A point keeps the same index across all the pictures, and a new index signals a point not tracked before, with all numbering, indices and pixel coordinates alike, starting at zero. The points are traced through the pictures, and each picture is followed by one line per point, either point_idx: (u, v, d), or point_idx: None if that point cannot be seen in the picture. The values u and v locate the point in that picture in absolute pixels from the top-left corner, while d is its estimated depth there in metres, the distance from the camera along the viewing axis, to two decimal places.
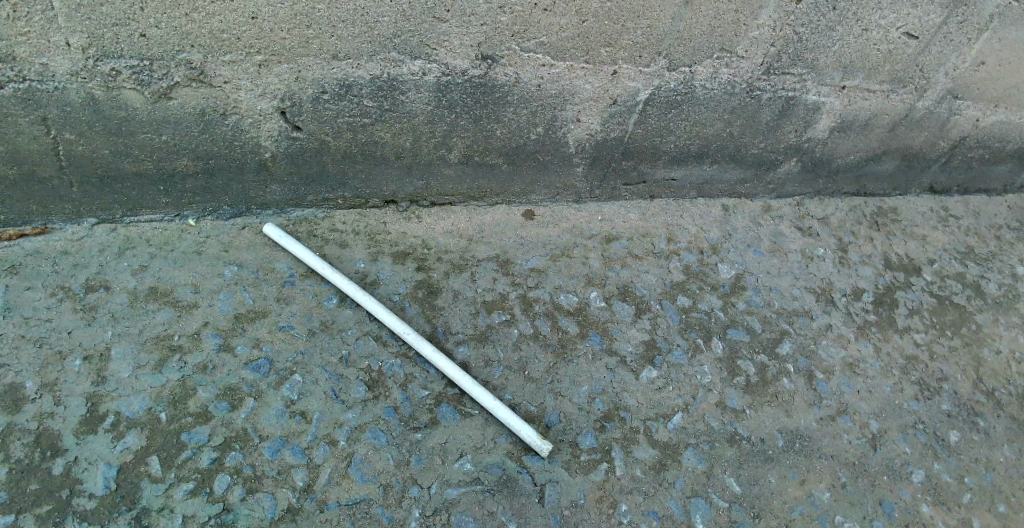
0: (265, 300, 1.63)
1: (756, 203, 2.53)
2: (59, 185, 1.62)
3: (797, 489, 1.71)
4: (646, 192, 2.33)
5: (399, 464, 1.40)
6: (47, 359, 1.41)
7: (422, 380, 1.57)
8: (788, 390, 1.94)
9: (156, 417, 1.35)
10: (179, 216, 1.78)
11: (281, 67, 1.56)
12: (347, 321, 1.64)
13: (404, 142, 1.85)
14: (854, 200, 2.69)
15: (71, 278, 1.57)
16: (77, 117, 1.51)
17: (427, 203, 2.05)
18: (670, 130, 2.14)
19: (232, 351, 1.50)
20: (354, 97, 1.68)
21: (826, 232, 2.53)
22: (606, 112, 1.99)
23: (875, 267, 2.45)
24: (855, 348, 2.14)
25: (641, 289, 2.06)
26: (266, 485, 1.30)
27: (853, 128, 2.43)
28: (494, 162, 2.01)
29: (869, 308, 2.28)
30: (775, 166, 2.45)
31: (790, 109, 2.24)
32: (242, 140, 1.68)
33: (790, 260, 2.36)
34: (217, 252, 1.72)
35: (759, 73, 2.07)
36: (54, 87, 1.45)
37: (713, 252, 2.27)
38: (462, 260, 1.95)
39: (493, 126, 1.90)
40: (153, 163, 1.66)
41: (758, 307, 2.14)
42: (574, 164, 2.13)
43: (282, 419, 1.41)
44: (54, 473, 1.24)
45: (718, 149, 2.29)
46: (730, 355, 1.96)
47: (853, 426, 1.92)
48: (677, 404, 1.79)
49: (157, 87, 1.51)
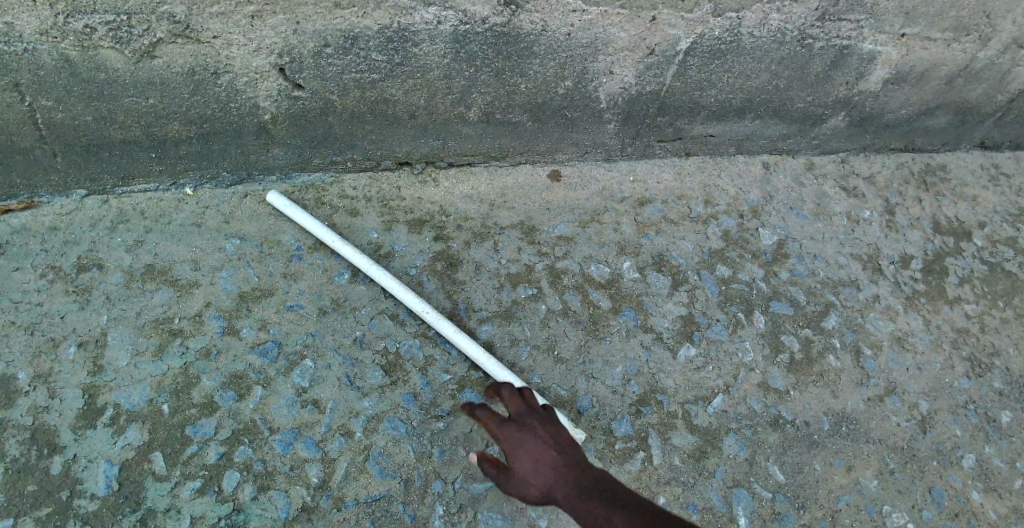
0: (270, 277, 1.50)
1: (798, 160, 2.33)
2: (41, 155, 1.48)
3: (842, 477, 1.61)
4: (682, 149, 2.14)
5: (421, 457, 1.30)
6: (40, 347, 1.30)
7: (443, 363, 1.44)
8: (834, 368, 1.80)
9: (158, 409, 1.25)
10: (175, 185, 1.63)
11: (277, 19, 1.37)
12: (361, 297, 1.51)
13: (418, 100, 1.67)
14: (902, 157, 2.47)
15: (61, 257, 1.45)
16: (52, 81, 1.35)
17: (445, 165, 1.88)
18: (712, 83, 1.93)
19: (238, 334, 1.38)
20: (361, 50, 1.49)
21: (872, 193, 2.32)
22: (643, 64, 1.79)
23: (924, 231, 2.26)
24: (904, 321, 1.98)
25: (678, 259, 1.90)
26: (279, 482, 1.21)
27: (909, 80, 2.18)
28: (518, 120, 1.83)
29: (918, 277, 2.11)
30: (822, 121, 2.24)
31: (843, 60, 2.01)
32: (238, 101, 1.52)
33: (835, 224, 2.18)
34: (218, 224, 1.58)
35: (814, 19, 1.84)
36: (23, 49, 1.28)
37: (754, 216, 2.10)
38: (483, 228, 1.79)
39: (517, 81, 1.71)
40: (142, 129, 1.50)
41: (802, 277, 1.99)
42: (605, 120, 1.94)
43: (293, 408, 1.30)
44: (52, 473, 1.15)
45: (761, 104, 2.08)
46: (773, 331, 1.82)
47: (901, 407, 1.79)
48: (717, 385, 1.67)
49: (139, 45, 1.33)
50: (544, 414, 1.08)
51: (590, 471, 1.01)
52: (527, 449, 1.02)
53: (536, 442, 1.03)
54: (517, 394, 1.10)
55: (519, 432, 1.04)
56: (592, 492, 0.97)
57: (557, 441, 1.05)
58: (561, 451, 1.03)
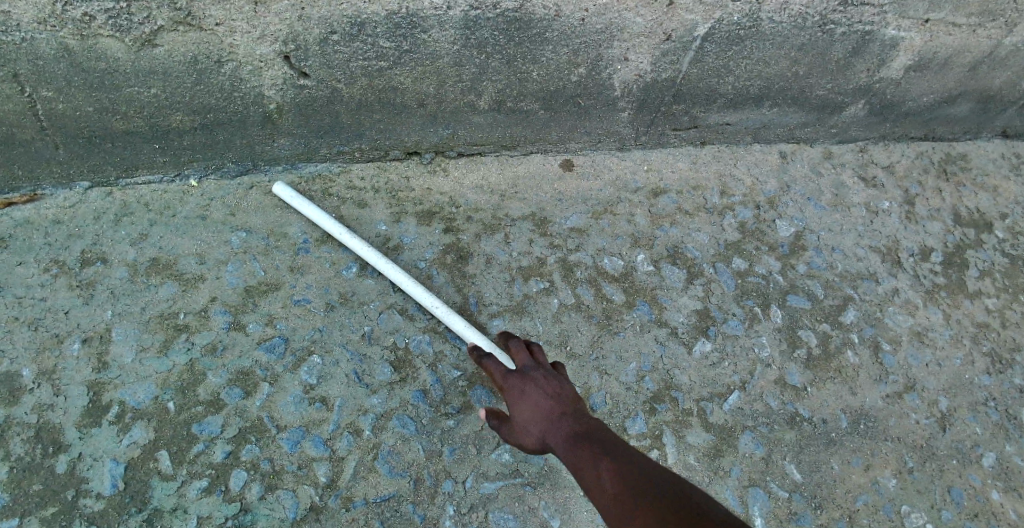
0: (277, 271, 1.46)
1: (816, 149, 2.26)
2: (42, 147, 1.45)
3: (860, 476, 1.58)
4: (697, 138, 2.08)
5: (431, 456, 1.27)
6: (44, 343, 1.28)
7: (453, 359, 1.41)
8: (852, 364, 1.76)
9: (164, 407, 1.23)
10: (180, 176, 1.59)
11: (281, 4, 1.32)
12: (369, 292, 1.47)
13: (427, 88, 1.63)
14: (921, 146, 2.38)
15: (65, 250, 1.42)
16: (52, 71, 1.31)
17: (455, 154, 1.84)
18: (730, 70, 1.87)
19: (244, 330, 1.36)
20: (368, 37, 1.44)
21: (891, 183, 2.25)
22: (659, 50, 1.73)
23: (944, 222, 2.19)
24: (923, 316, 1.93)
25: (693, 251, 1.86)
26: (287, 481, 1.19)
27: (931, 67, 2.09)
28: (529, 108, 1.79)
29: (938, 270, 2.06)
30: (841, 109, 2.16)
31: (865, 46, 1.94)
32: (243, 90, 1.48)
33: (854, 215, 2.12)
34: (223, 216, 1.54)
35: (836, 3, 1.76)
36: (21, 38, 1.24)
37: (771, 207, 2.04)
38: (494, 220, 1.76)
39: (529, 68, 1.66)
40: (144, 120, 1.47)
41: (820, 270, 1.94)
42: (620, 108, 1.89)
43: (301, 406, 1.28)
44: (58, 472, 1.14)
45: (780, 91, 2.02)
46: (790, 326, 1.78)
47: (920, 404, 1.75)
48: (733, 382, 1.64)
49: (139, 33, 1.29)
50: (549, 371, 1.10)
51: (593, 426, 1.01)
52: (528, 398, 1.05)
53: (538, 393, 1.06)
54: (524, 349, 1.14)
55: (522, 385, 1.08)
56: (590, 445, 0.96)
57: (560, 394, 1.07)
58: (563, 404, 1.04)
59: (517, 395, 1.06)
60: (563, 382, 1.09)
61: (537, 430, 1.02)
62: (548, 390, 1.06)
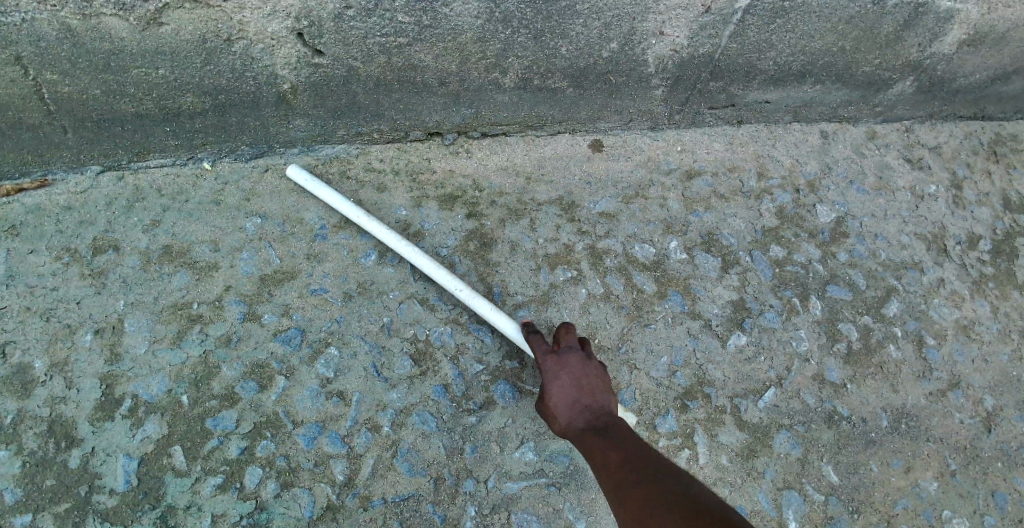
0: (293, 259, 1.41)
1: (860, 128, 2.12)
2: (51, 131, 1.40)
3: (900, 478, 1.50)
4: (733, 117, 1.97)
5: (451, 454, 1.23)
6: (55, 334, 1.25)
7: (475, 352, 1.35)
8: (894, 360, 1.67)
9: (177, 401, 1.20)
10: (193, 159, 1.53)
11: None
12: (389, 281, 1.41)
13: (449, 66, 1.54)
14: (971, 125, 2.21)
15: (76, 238, 1.38)
16: (55, 53, 1.25)
17: (478, 135, 1.75)
18: (772, 44, 1.75)
19: (259, 321, 1.31)
20: (386, 11, 1.36)
21: (938, 164, 2.11)
22: (697, 23, 1.61)
23: (994, 208, 2.05)
24: (970, 308, 1.82)
25: (728, 238, 1.76)
26: (303, 479, 1.16)
27: (988, 41, 1.93)
28: (557, 86, 1.69)
29: (987, 259, 1.93)
30: (888, 86, 2.02)
31: (919, 18, 1.79)
32: (255, 69, 1.41)
33: (899, 200, 1.99)
34: (238, 201, 1.49)
35: None
36: (21, 19, 1.18)
37: (811, 191, 1.93)
38: (519, 204, 1.68)
39: (558, 43, 1.56)
40: (154, 102, 1.41)
41: (862, 259, 1.83)
42: (653, 86, 1.78)
43: (318, 400, 1.24)
44: (71, 467, 1.12)
45: (824, 67, 1.89)
46: (830, 318, 1.69)
47: (965, 402, 1.65)
48: (769, 378, 1.56)
49: (143, 12, 1.22)
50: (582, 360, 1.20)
51: (614, 421, 1.10)
52: (560, 382, 1.15)
53: (570, 379, 1.16)
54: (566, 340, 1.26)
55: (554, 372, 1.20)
56: (606, 435, 1.06)
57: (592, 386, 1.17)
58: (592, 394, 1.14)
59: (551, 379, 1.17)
60: (598, 372, 1.17)
61: (563, 414, 1.13)
62: (580, 378, 1.16)
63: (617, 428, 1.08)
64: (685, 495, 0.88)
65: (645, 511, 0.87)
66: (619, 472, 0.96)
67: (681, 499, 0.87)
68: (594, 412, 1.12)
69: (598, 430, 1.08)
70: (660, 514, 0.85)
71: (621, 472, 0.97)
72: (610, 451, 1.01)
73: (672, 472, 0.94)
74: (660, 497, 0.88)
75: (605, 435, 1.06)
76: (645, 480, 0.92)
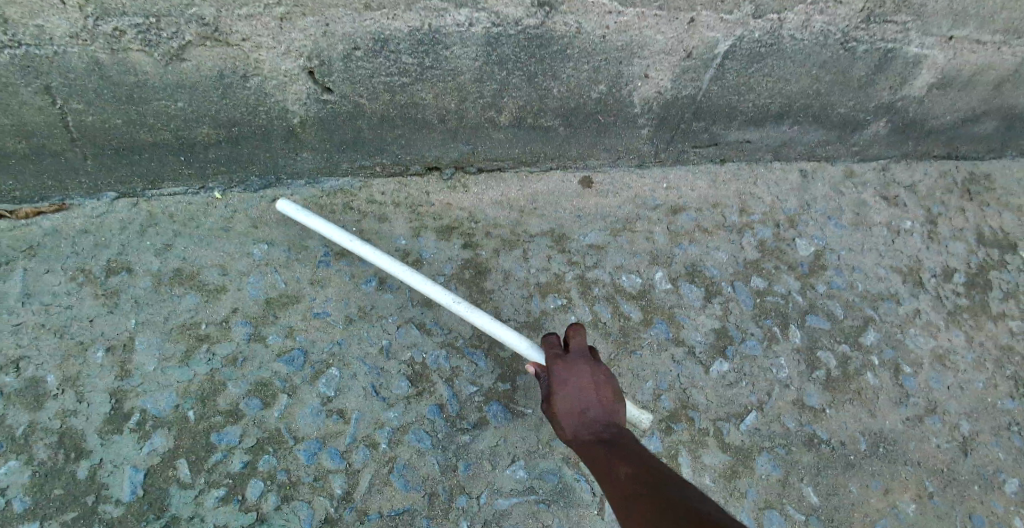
0: (297, 283, 1.48)
1: (838, 168, 2.23)
2: (72, 157, 1.48)
3: (879, 500, 1.56)
4: (717, 156, 2.08)
5: (446, 470, 1.28)
6: (68, 350, 1.31)
7: (469, 375, 1.41)
8: (872, 387, 1.74)
9: (183, 416, 1.25)
10: (205, 188, 1.61)
11: (307, 21, 1.35)
12: (388, 306, 1.48)
13: (448, 104, 1.64)
14: (945, 165, 2.33)
15: (91, 259, 1.45)
16: (81, 84, 1.34)
17: (474, 170, 1.85)
18: (750, 88, 1.87)
19: (264, 341, 1.37)
20: (391, 53, 1.46)
21: (913, 202, 2.22)
22: (679, 67, 1.73)
23: (967, 243, 2.14)
24: (945, 338, 1.90)
25: (712, 270, 1.85)
26: (303, 493, 1.21)
27: (954, 86, 2.06)
28: (549, 125, 1.80)
29: (961, 291, 2.02)
30: (863, 127, 2.14)
31: (888, 64, 1.92)
32: (267, 104, 1.50)
33: (876, 235, 2.09)
34: (246, 228, 1.56)
35: (858, 21, 1.75)
36: (54, 51, 1.27)
37: (791, 226, 2.03)
38: (513, 236, 1.76)
39: (550, 84, 1.67)
40: (171, 133, 1.50)
41: (840, 290, 1.92)
42: (640, 126, 1.89)
43: (319, 417, 1.29)
44: (79, 478, 1.17)
45: (800, 109, 2.01)
46: (809, 346, 1.76)
47: (941, 428, 1.72)
48: (751, 402, 1.63)
49: (168, 48, 1.32)
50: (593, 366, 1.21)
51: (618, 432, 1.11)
52: (568, 386, 1.15)
53: (579, 384, 1.16)
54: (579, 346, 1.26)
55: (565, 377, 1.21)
56: (610, 445, 1.06)
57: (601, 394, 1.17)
58: (598, 402, 1.14)
59: (559, 384, 1.16)
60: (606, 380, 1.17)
61: (568, 423, 1.13)
62: (588, 384, 1.16)
63: (622, 440, 1.08)
64: (682, 502, 0.89)
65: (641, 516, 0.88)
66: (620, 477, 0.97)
67: (679, 505, 0.87)
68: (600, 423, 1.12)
69: (603, 441, 1.08)
70: (657, 518, 0.85)
71: (623, 479, 0.97)
72: (613, 460, 1.02)
73: (673, 481, 0.95)
74: (659, 502, 0.89)
75: (609, 445, 1.06)
76: (646, 486, 0.93)
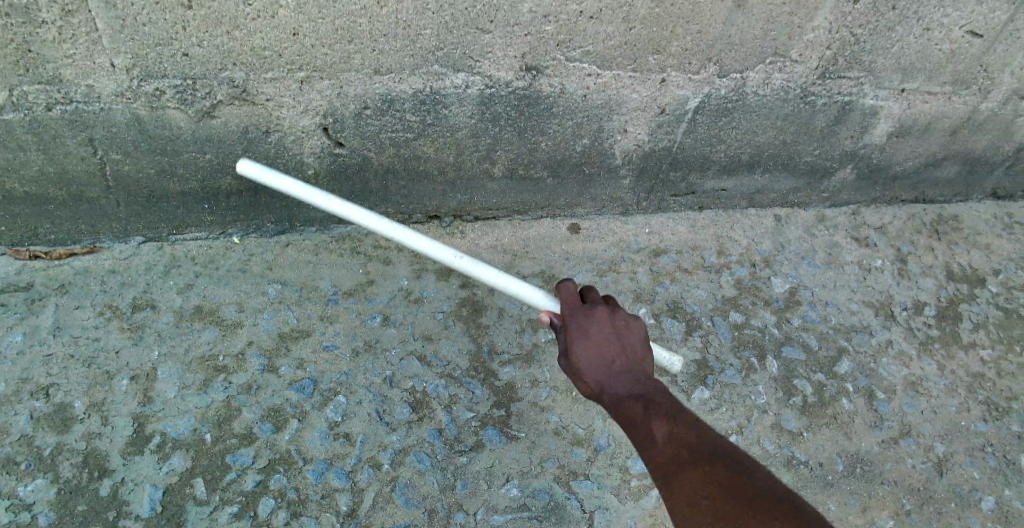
0: (308, 319, 1.61)
1: (810, 212, 2.41)
2: (106, 204, 1.63)
3: (858, 517, 1.63)
4: (695, 203, 2.26)
5: (445, 489, 1.37)
6: (95, 378, 1.41)
7: (467, 401, 1.52)
8: (848, 411, 1.84)
9: (201, 438, 1.35)
10: (224, 234, 1.77)
11: (324, 84, 1.53)
12: (391, 339, 1.61)
13: (447, 157, 1.82)
14: (914, 208, 2.52)
15: (118, 296, 1.58)
16: (121, 137, 1.51)
17: (471, 218, 2.02)
18: (721, 139, 2.06)
19: (277, 372, 1.49)
20: (397, 112, 1.65)
21: (883, 242, 2.38)
22: (654, 122, 1.92)
23: (936, 278, 2.29)
24: (918, 366, 2.01)
25: (692, 306, 1.98)
26: (311, 509, 1.29)
27: (911, 133, 2.26)
28: (539, 176, 1.97)
29: (932, 323, 2.14)
30: (831, 174, 2.33)
31: (847, 114, 2.11)
32: (285, 157, 1.67)
33: (847, 272, 2.24)
34: (261, 270, 1.70)
35: (814, 77, 1.95)
36: (100, 108, 1.44)
37: (766, 265, 2.18)
38: (506, 276, 1.90)
39: (538, 139, 1.85)
40: (198, 183, 1.66)
41: (814, 323, 2.05)
42: (622, 176, 2.07)
43: (327, 441, 1.39)
44: (102, 494, 1.25)
45: (770, 158, 2.19)
46: (786, 375, 1.88)
47: (916, 449, 1.80)
48: (731, 426, 1.72)
49: (201, 106, 1.49)
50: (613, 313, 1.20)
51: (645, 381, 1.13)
52: (591, 338, 1.15)
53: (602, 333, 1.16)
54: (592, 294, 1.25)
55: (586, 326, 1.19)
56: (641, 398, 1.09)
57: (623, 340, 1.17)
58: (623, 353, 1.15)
59: (585, 331, 1.16)
60: (628, 328, 1.17)
61: (595, 375, 1.12)
62: (612, 336, 1.16)
63: (649, 392, 1.10)
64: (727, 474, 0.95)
65: (688, 489, 0.94)
66: (657, 439, 1.01)
67: (725, 480, 0.94)
68: (626, 372, 1.13)
69: (631, 393, 1.10)
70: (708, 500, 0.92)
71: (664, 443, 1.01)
72: (648, 416, 1.04)
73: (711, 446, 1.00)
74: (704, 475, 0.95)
75: (640, 399, 1.08)
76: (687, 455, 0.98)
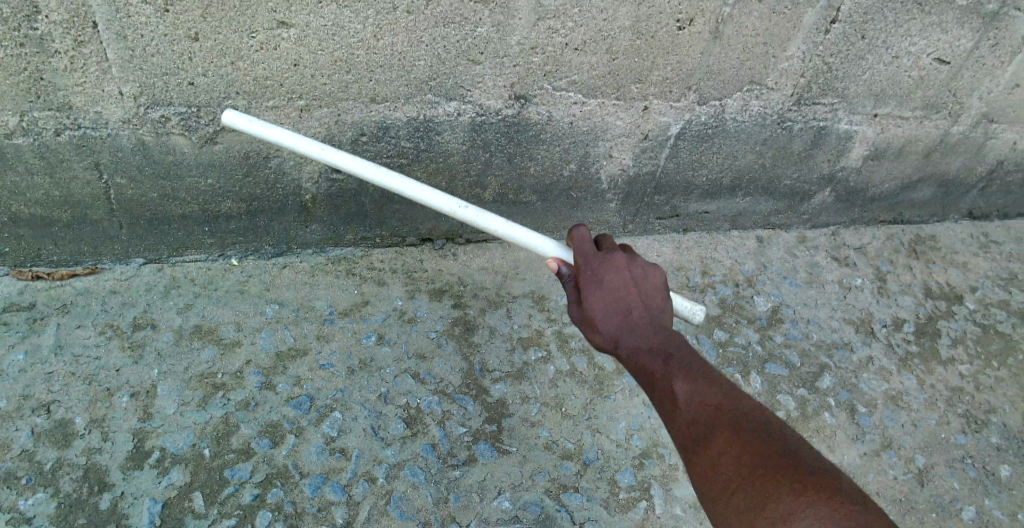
0: (305, 339, 1.65)
1: (791, 234, 2.50)
2: (109, 227, 1.69)
3: None
4: (680, 225, 2.34)
5: (438, 502, 1.40)
6: (95, 396, 1.45)
7: (459, 417, 1.56)
8: (830, 424, 1.89)
9: (200, 453, 1.38)
10: (223, 256, 1.82)
11: (322, 111, 1.61)
12: (386, 358, 1.65)
13: (440, 182, 1.89)
14: (892, 229, 2.61)
15: (119, 316, 1.62)
16: (126, 162, 1.57)
17: (462, 241, 2.04)
18: (704, 163, 2.15)
19: (274, 389, 1.53)
20: (392, 138, 1.72)
21: (862, 262, 2.46)
22: (638, 147, 2.01)
23: (915, 296, 2.37)
24: (898, 381, 2.07)
25: (678, 325, 2.04)
26: (307, 522, 1.32)
27: (885, 157, 2.36)
28: (528, 200, 2.04)
29: (911, 339, 2.21)
30: (809, 197, 2.42)
31: (823, 139, 2.21)
32: (283, 183, 1.73)
33: (827, 291, 2.31)
34: (259, 291, 1.75)
35: (790, 104, 2.06)
36: (107, 133, 1.51)
37: (749, 284, 2.25)
38: (498, 297, 1.89)
39: (527, 164, 1.93)
40: (199, 206, 1.71)
41: (796, 340, 2.11)
42: (608, 200, 2.15)
43: (323, 456, 1.43)
44: (101, 508, 1.27)
45: (750, 182, 2.28)
46: (769, 390, 1.93)
47: (898, 461, 1.85)
48: None
49: (204, 132, 1.56)
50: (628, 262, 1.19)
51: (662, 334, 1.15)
52: (606, 287, 1.16)
53: (615, 283, 1.17)
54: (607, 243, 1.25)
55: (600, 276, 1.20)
56: (655, 356, 1.11)
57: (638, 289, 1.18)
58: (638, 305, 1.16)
59: (593, 284, 1.17)
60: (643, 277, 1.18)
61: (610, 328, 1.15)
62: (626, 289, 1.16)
63: (665, 345, 1.13)
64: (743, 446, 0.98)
65: (707, 461, 1.00)
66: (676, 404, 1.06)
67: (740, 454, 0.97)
68: (641, 325, 1.15)
69: (648, 347, 1.13)
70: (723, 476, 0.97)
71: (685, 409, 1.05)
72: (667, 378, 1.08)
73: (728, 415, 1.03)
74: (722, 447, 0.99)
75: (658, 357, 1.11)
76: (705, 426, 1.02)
